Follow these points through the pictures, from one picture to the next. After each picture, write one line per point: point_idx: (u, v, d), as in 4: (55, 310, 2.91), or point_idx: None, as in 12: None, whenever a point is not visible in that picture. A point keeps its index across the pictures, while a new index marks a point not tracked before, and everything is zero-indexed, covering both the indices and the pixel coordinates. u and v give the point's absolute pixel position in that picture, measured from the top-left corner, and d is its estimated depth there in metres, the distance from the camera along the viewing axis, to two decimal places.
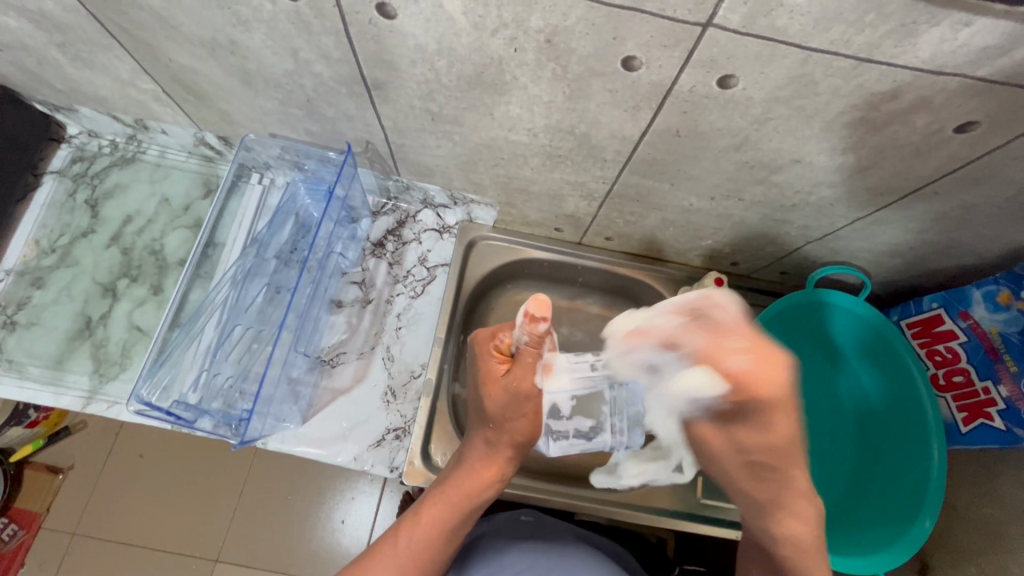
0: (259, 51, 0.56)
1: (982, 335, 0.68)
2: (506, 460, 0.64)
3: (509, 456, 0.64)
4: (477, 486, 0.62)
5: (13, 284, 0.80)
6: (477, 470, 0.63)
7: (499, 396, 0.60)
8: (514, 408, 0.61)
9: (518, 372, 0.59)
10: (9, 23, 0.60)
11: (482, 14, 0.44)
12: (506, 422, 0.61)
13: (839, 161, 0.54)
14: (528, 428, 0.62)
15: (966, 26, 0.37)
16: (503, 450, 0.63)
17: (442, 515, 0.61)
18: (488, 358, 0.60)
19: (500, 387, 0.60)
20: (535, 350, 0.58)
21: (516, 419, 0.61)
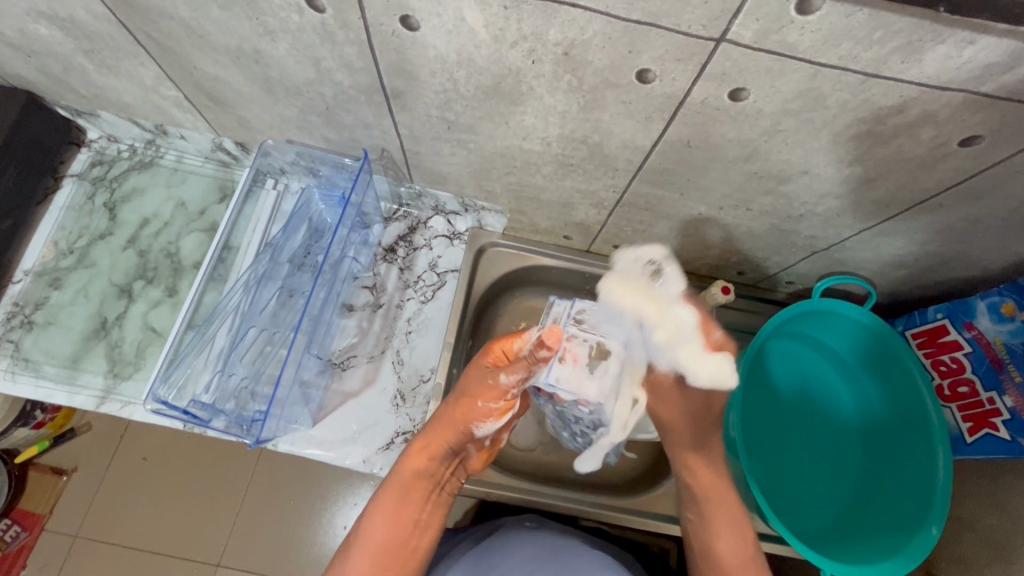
0: (282, 60, 0.57)
1: (986, 346, 0.68)
2: (440, 440, 0.67)
3: (449, 438, 0.67)
4: (413, 469, 0.67)
5: (31, 283, 0.81)
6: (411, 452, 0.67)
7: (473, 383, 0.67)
8: (477, 393, 0.67)
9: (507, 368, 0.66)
10: (39, 30, 0.62)
11: (502, 26, 0.46)
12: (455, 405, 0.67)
13: (845, 173, 0.56)
14: (478, 414, 0.67)
15: (970, 43, 0.39)
16: (439, 430, 0.67)
17: (386, 502, 0.66)
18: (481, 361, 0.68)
19: (475, 375, 0.67)
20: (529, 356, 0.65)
21: (471, 404, 0.67)
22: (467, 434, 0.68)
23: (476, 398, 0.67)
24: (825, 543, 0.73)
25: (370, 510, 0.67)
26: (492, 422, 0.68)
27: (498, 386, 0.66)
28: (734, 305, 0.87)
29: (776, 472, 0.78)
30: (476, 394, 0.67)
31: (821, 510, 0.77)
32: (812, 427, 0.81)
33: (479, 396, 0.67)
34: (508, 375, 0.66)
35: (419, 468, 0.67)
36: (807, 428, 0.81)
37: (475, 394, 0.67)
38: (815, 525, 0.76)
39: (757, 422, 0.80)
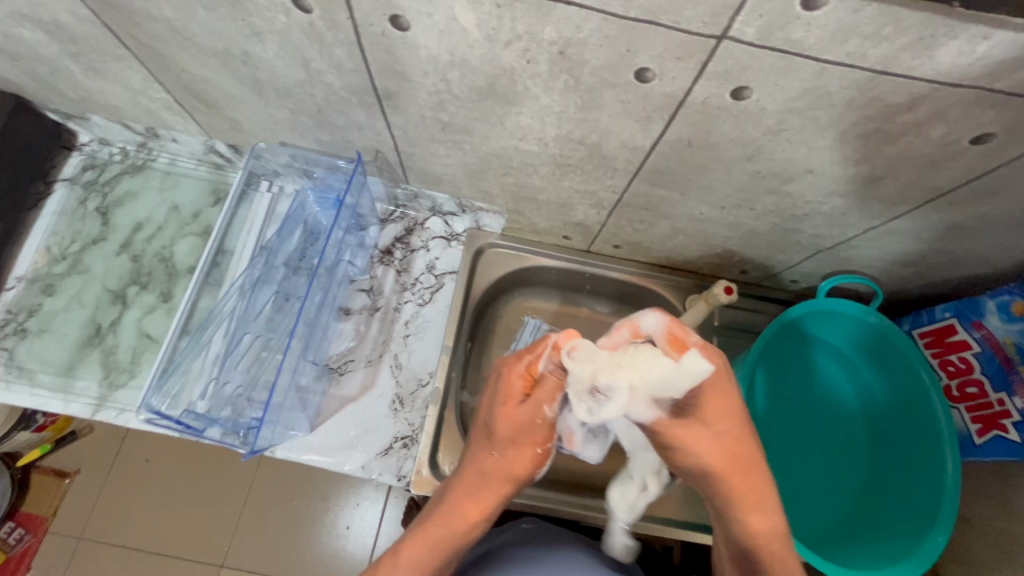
0: (271, 62, 0.56)
1: (996, 346, 0.67)
2: (495, 495, 0.63)
3: (506, 491, 0.64)
4: (463, 527, 0.62)
5: (24, 290, 0.80)
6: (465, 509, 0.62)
7: (513, 420, 0.61)
8: (525, 433, 0.62)
9: (538, 399, 0.60)
10: (23, 34, 0.61)
11: (495, 26, 0.44)
12: (513, 460, 0.62)
13: (852, 171, 0.54)
14: (534, 464, 0.63)
15: (984, 39, 0.37)
16: (496, 488, 0.63)
17: (425, 557, 0.61)
18: (513, 380, 0.60)
19: (521, 419, 0.61)
20: (560, 377, 0.59)
21: (523, 449, 0.62)
22: (523, 484, 0.65)
23: (534, 447, 0.63)
24: (830, 548, 0.73)
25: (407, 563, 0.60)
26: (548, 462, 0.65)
27: (552, 424, 0.62)
28: (738, 304, 0.85)
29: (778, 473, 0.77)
30: (534, 441, 0.62)
31: (825, 511, 0.76)
32: (815, 429, 0.79)
33: (534, 444, 0.62)
34: (550, 406, 0.60)
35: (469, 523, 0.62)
36: (810, 430, 0.79)
37: (530, 442, 0.62)
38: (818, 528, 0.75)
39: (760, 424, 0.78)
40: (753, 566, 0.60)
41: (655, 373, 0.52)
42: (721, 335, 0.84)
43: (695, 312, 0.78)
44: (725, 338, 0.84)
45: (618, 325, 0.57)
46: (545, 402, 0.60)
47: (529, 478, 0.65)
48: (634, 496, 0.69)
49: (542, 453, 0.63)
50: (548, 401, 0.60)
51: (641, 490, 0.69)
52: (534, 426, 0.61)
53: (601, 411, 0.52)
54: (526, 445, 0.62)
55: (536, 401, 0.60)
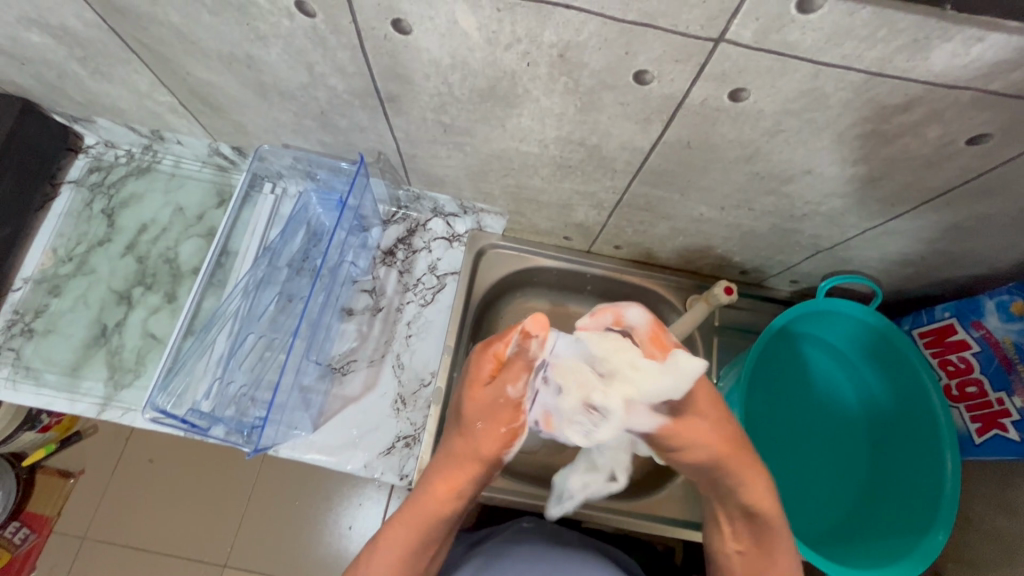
0: (275, 65, 0.57)
1: (995, 345, 0.67)
2: (467, 473, 0.65)
3: (476, 470, 0.65)
4: (437, 500, 0.65)
5: (31, 291, 0.81)
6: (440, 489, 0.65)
7: (479, 400, 0.63)
8: (491, 412, 0.63)
9: (503, 378, 0.62)
10: (31, 38, 0.62)
11: (496, 29, 0.45)
12: (479, 438, 0.63)
13: (849, 172, 0.54)
14: (500, 442, 0.64)
15: (978, 41, 0.37)
16: (466, 466, 0.65)
17: (410, 538, 0.64)
18: (481, 363, 0.63)
19: (485, 397, 0.63)
20: (531, 358, 0.61)
21: (490, 429, 0.64)
22: (491, 463, 0.65)
23: (499, 425, 0.63)
24: (830, 547, 0.73)
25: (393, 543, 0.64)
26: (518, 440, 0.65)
27: (517, 403, 0.63)
28: (737, 304, 0.86)
29: (779, 473, 0.77)
30: (497, 419, 0.63)
31: (826, 511, 0.76)
32: (815, 430, 0.80)
33: (499, 422, 0.63)
34: (514, 385, 0.62)
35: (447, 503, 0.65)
36: (811, 431, 0.80)
37: (495, 420, 0.63)
38: (817, 528, 0.75)
39: (761, 424, 0.78)
40: (758, 541, 0.67)
41: (653, 388, 0.61)
42: (721, 335, 0.85)
43: (695, 313, 0.79)
44: (725, 338, 0.85)
45: (603, 311, 0.63)
46: (508, 380, 0.62)
47: (501, 458, 0.66)
48: (597, 483, 0.74)
49: (507, 431, 0.64)
50: (510, 379, 0.62)
51: (608, 480, 0.75)
52: (500, 405, 0.63)
53: (599, 430, 0.63)
54: (493, 425, 0.63)
55: (501, 380, 0.62)
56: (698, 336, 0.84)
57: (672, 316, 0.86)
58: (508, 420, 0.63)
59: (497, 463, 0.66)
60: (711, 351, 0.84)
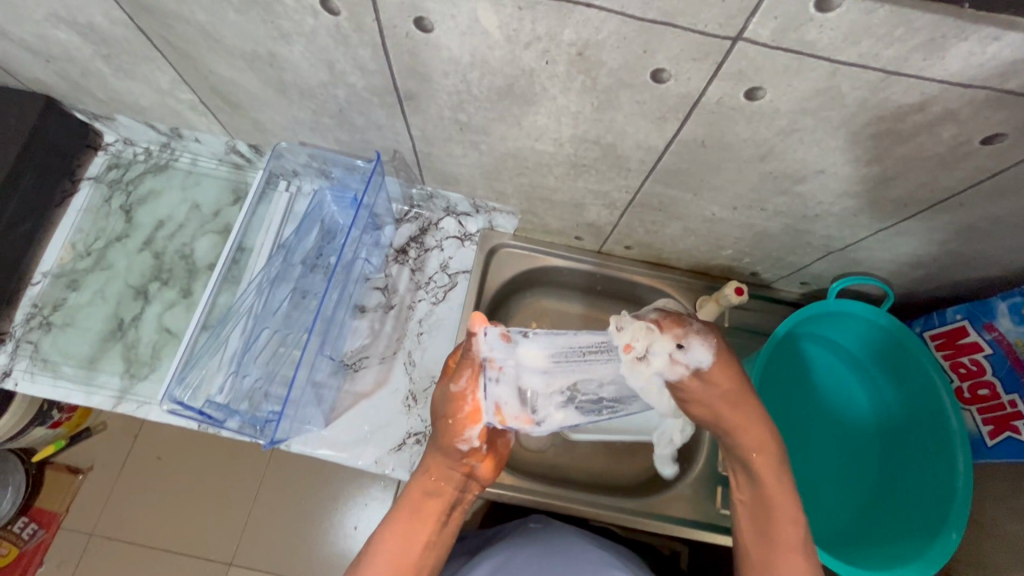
0: (296, 63, 0.58)
1: (1008, 347, 0.67)
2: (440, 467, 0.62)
3: (443, 461, 0.62)
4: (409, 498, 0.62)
5: (50, 285, 0.82)
6: (422, 477, 0.63)
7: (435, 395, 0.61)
8: (443, 408, 0.60)
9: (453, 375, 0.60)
10: (58, 35, 0.63)
11: (517, 28, 0.45)
12: (434, 431, 0.61)
13: (863, 171, 0.55)
14: (454, 433, 0.60)
15: (994, 40, 0.38)
16: (435, 455, 0.62)
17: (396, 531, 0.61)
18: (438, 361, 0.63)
19: (437, 391, 0.62)
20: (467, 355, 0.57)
21: (444, 424, 0.60)
22: (455, 456, 0.61)
23: (449, 419, 0.60)
24: (843, 548, 0.73)
25: (393, 524, 0.61)
26: (475, 431, 0.60)
27: (459, 400, 0.59)
28: (747, 306, 0.86)
29: (788, 472, 0.77)
30: (447, 413, 0.60)
31: (834, 513, 0.76)
32: (824, 435, 0.80)
33: (451, 414, 0.60)
34: (457, 381, 0.59)
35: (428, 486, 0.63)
36: (820, 435, 0.80)
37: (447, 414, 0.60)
38: (829, 531, 0.75)
39: None
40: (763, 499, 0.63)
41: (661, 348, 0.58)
42: (730, 337, 0.85)
43: (705, 314, 0.79)
44: (735, 339, 0.85)
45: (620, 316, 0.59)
46: (453, 376, 0.60)
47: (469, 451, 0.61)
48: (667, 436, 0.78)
49: (458, 425, 0.59)
50: (453, 376, 0.59)
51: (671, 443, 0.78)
52: (448, 401, 0.60)
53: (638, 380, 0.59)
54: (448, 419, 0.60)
55: (446, 379, 0.60)
56: None
57: (682, 316, 0.86)
58: (469, 417, 0.59)
59: (468, 454, 0.62)
60: None
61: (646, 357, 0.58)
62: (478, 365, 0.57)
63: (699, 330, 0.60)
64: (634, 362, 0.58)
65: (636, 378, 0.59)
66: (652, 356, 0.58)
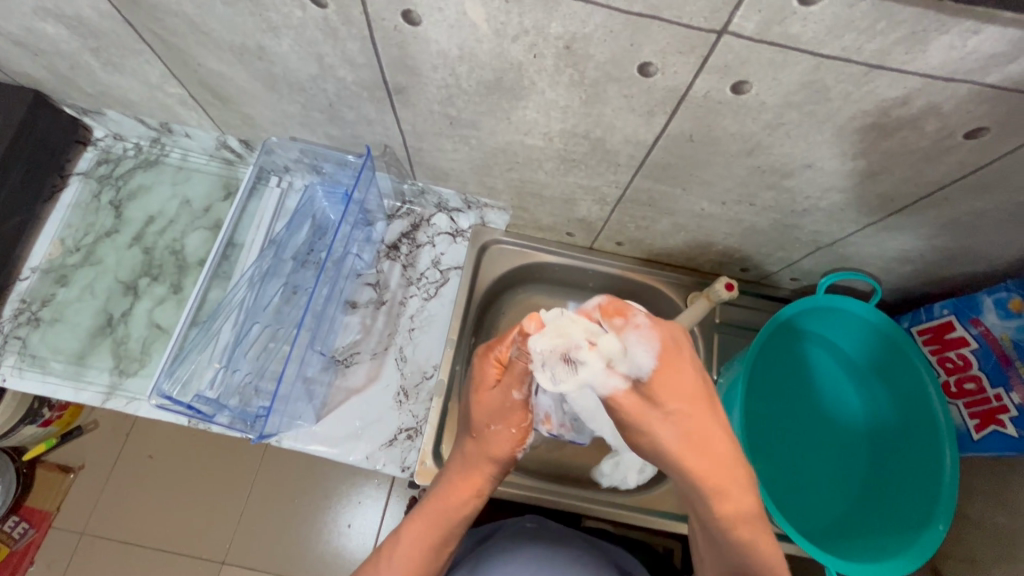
0: (285, 56, 0.57)
1: (994, 342, 0.67)
2: (484, 476, 0.65)
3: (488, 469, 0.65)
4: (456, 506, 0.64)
5: (39, 280, 0.82)
6: (462, 484, 0.64)
7: (486, 404, 0.64)
8: (500, 415, 0.64)
9: (507, 384, 0.63)
10: (46, 29, 0.63)
11: (504, 21, 0.46)
12: (488, 439, 0.64)
13: (849, 166, 0.55)
14: (512, 443, 0.65)
15: (974, 33, 0.38)
16: (483, 465, 0.65)
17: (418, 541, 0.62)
18: (486, 366, 0.63)
19: (490, 398, 0.64)
20: (525, 363, 0.61)
21: (500, 433, 0.65)
22: (503, 463, 0.66)
23: (509, 428, 0.65)
24: (829, 542, 0.73)
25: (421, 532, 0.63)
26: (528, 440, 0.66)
27: (521, 407, 0.64)
28: (737, 302, 0.87)
29: (779, 468, 0.78)
30: (494, 420, 0.64)
31: (824, 509, 0.77)
32: (815, 431, 0.80)
33: (511, 424, 0.64)
34: (517, 388, 0.63)
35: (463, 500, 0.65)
36: (811, 431, 0.80)
37: (505, 422, 0.64)
38: (817, 526, 0.75)
39: (761, 423, 0.79)
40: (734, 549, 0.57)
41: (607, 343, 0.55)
42: (721, 332, 0.86)
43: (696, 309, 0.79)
44: (725, 335, 0.86)
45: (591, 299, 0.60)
46: (511, 383, 0.63)
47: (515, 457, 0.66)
48: None
49: (519, 432, 0.65)
50: (514, 383, 0.63)
51: None
52: (507, 409, 0.64)
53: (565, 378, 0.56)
54: (505, 427, 0.64)
55: (506, 385, 0.63)
56: (699, 332, 0.85)
57: (673, 312, 0.87)
58: (524, 430, 0.65)
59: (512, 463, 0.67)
60: (712, 348, 0.85)
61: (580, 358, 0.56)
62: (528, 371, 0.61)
63: (646, 326, 0.55)
64: (557, 361, 0.56)
65: (563, 385, 0.57)
66: (582, 363, 0.55)
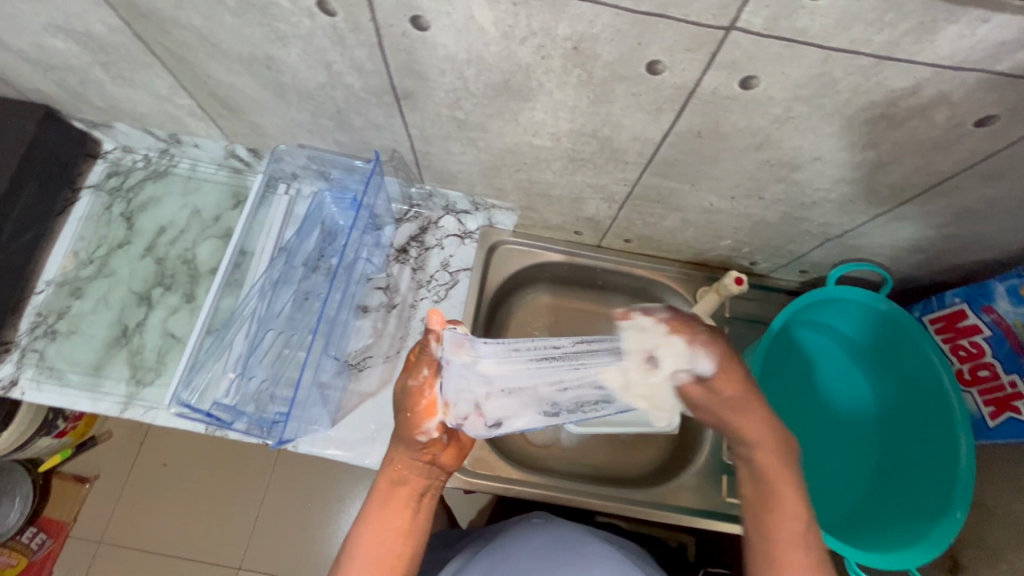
0: (294, 65, 0.58)
1: (1007, 329, 0.67)
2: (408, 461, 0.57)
3: (406, 453, 0.58)
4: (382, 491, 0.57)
5: (53, 293, 0.83)
6: (386, 469, 0.58)
7: (393, 395, 0.58)
8: (400, 409, 0.57)
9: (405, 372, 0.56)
10: (57, 44, 0.63)
11: (512, 24, 0.46)
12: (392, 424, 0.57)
13: (859, 157, 0.55)
14: (413, 428, 0.56)
15: (984, 22, 0.39)
16: (398, 450, 0.58)
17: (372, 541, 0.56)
18: None
19: (393, 387, 0.58)
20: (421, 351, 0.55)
21: (402, 420, 0.56)
22: (418, 448, 0.57)
23: (408, 413, 0.56)
24: (850, 533, 0.73)
25: (371, 521, 0.56)
26: (433, 422, 0.56)
27: (416, 393, 0.55)
28: (746, 296, 0.87)
29: None
30: (404, 406, 0.56)
31: (843, 499, 0.77)
32: (830, 423, 0.81)
33: (415, 403, 0.56)
34: (414, 376, 0.56)
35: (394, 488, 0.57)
36: (826, 423, 0.81)
37: (401, 409, 0.56)
38: (838, 520, 0.75)
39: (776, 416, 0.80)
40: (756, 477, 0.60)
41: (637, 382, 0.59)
42: (731, 327, 0.86)
43: (707, 304, 0.79)
44: (736, 329, 0.86)
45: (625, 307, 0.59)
46: (411, 370, 0.56)
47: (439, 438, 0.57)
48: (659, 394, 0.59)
49: (417, 418, 0.56)
50: (411, 372, 0.56)
51: (656, 373, 0.58)
52: (405, 393, 0.56)
53: (655, 376, 0.58)
54: (408, 415, 0.56)
55: (403, 373, 0.57)
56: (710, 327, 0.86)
57: (684, 308, 0.87)
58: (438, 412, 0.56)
59: (430, 444, 0.57)
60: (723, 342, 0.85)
61: (658, 357, 0.58)
62: (436, 365, 0.55)
63: (705, 341, 0.57)
64: (638, 361, 0.58)
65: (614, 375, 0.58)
66: (660, 359, 0.58)
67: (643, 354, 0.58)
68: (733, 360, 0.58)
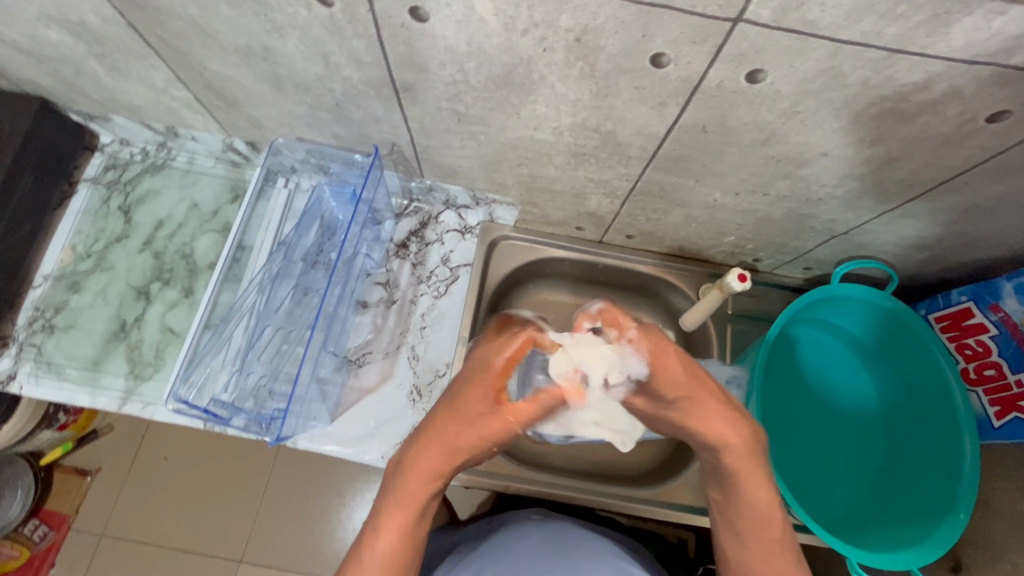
0: (291, 57, 0.57)
1: (1014, 328, 0.66)
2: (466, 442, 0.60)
3: (469, 432, 0.60)
4: (426, 469, 0.60)
5: (51, 288, 0.82)
6: (437, 451, 0.60)
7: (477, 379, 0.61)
8: (484, 390, 0.61)
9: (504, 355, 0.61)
10: (50, 35, 0.62)
11: (513, 14, 0.45)
12: (471, 403, 0.60)
13: (867, 153, 0.54)
14: (494, 409, 0.60)
15: (999, 14, 0.37)
16: (457, 431, 0.60)
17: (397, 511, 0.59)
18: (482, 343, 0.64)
19: (477, 368, 0.62)
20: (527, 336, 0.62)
21: (486, 400, 0.60)
22: (485, 430, 0.60)
23: (489, 391, 0.61)
24: (851, 532, 0.73)
25: (399, 496, 0.60)
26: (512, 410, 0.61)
27: (500, 373, 0.61)
28: (749, 293, 0.86)
29: (797, 458, 0.77)
30: (489, 386, 0.61)
31: (846, 497, 0.76)
32: (834, 420, 0.80)
33: (495, 389, 0.61)
34: (505, 356, 0.61)
35: (436, 467, 0.60)
36: (829, 421, 0.80)
37: (487, 388, 0.61)
38: (841, 518, 0.75)
39: (778, 413, 0.79)
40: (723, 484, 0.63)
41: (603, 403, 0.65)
42: (734, 324, 0.85)
43: (709, 301, 0.78)
44: (738, 327, 0.85)
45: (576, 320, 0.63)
46: (500, 351, 0.62)
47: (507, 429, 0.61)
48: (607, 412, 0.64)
49: (496, 399, 0.60)
50: (505, 352, 0.62)
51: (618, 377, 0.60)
52: (490, 372, 0.61)
53: (590, 390, 0.60)
54: (491, 394, 0.61)
55: (495, 354, 0.62)
56: (712, 324, 0.85)
57: (686, 304, 0.86)
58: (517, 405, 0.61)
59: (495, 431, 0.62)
60: (725, 339, 0.84)
61: (585, 371, 0.60)
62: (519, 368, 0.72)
63: (635, 337, 0.59)
64: (571, 379, 0.60)
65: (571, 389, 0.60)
66: (591, 374, 0.60)
67: (605, 370, 0.60)
68: (665, 350, 0.60)
